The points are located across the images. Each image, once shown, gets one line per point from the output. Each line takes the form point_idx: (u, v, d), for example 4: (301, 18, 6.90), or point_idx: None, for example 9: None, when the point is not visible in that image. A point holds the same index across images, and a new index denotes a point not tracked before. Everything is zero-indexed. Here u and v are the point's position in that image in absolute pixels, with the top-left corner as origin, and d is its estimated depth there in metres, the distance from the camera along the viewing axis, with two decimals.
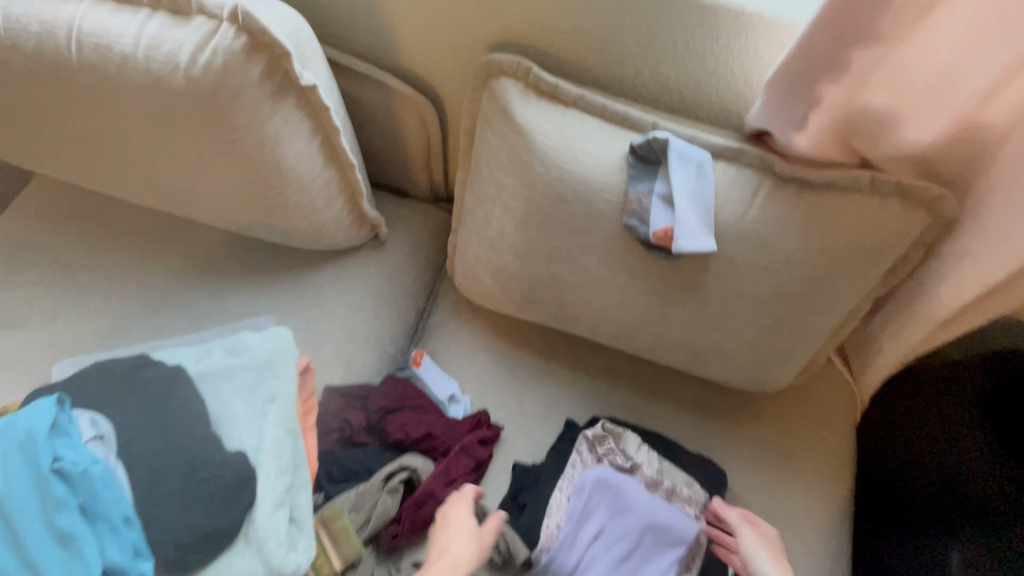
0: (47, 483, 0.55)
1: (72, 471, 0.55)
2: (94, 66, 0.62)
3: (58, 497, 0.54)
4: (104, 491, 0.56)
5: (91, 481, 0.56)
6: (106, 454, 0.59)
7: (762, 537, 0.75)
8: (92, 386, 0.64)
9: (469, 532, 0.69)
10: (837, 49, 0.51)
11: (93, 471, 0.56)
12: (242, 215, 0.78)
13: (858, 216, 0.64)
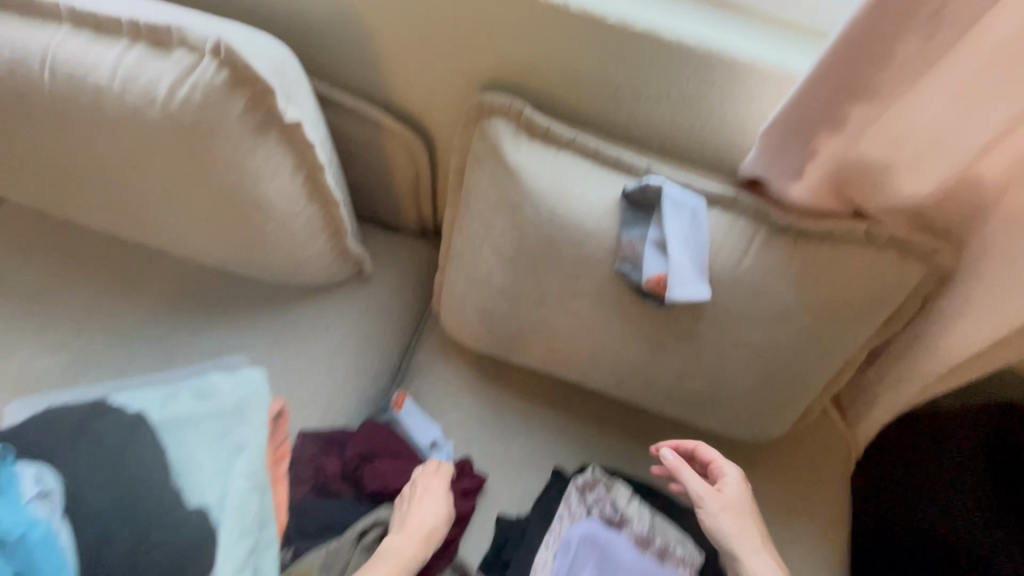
0: None
1: (7, 537, 0.51)
2: (66, 96, 0.59)
3: None
4: (40, 559, 0.51)
5: (27, 548, 0.51)
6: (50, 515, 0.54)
7: (727, 500, 0.67)
8: (42, 435, 0.59)
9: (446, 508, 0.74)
10: (836, 102, 0.50)
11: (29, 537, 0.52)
12: (219, 250, 0.75)
13: (854, 266, 0.63)
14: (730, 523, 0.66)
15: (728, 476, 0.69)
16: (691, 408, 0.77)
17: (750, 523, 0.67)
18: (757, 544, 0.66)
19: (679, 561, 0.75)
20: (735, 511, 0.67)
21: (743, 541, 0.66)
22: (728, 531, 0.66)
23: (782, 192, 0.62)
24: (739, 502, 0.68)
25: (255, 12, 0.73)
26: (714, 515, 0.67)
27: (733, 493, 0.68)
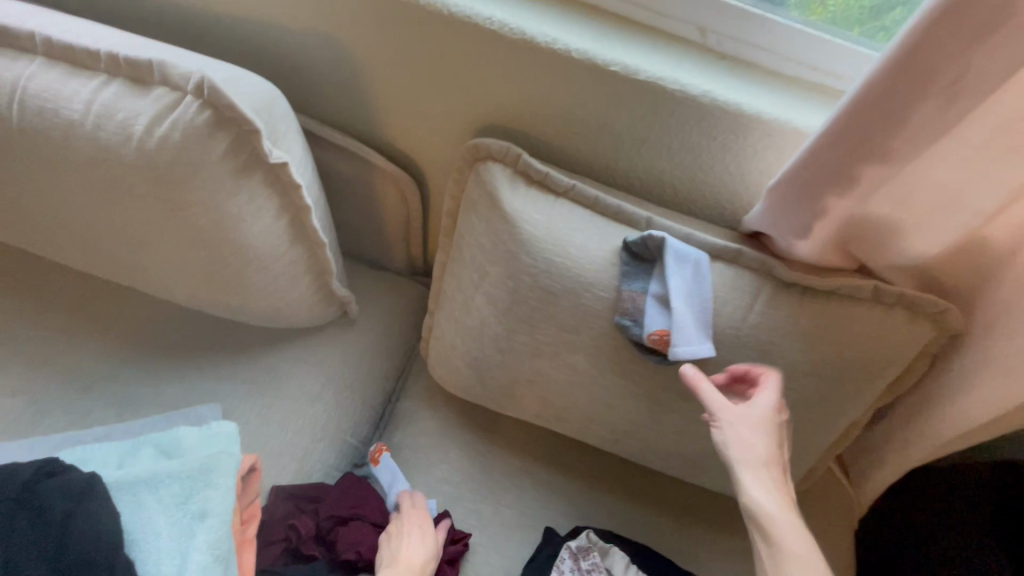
0: None
1: None
2: (35, 130, 0.56)
3: None
4: None
5: None
6: None
7: (749, 421, 0.53)
8: None
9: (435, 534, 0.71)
10: (847, 162, 0.49)
11: None
12: (194, 291, 0.70)
13: (862, 326, 0.60)
14: (744, 442, 0.52)
15: (765, 398, 0.55)
16: (690, 465, 0.74)
17: (769, 449, 0.53)
18: (771, 474, 0.52)
19: None
20: (756, 434, 0.53)
21: (753, 463, 0.52)
22: (736, 450, 0.52)
23: (787, 248, 0.60)
24: (762, 426, 0.53)
25: (246, 48, 0.70)
26: (726, 429, 0.53)
27: (758, 414, 0.54)
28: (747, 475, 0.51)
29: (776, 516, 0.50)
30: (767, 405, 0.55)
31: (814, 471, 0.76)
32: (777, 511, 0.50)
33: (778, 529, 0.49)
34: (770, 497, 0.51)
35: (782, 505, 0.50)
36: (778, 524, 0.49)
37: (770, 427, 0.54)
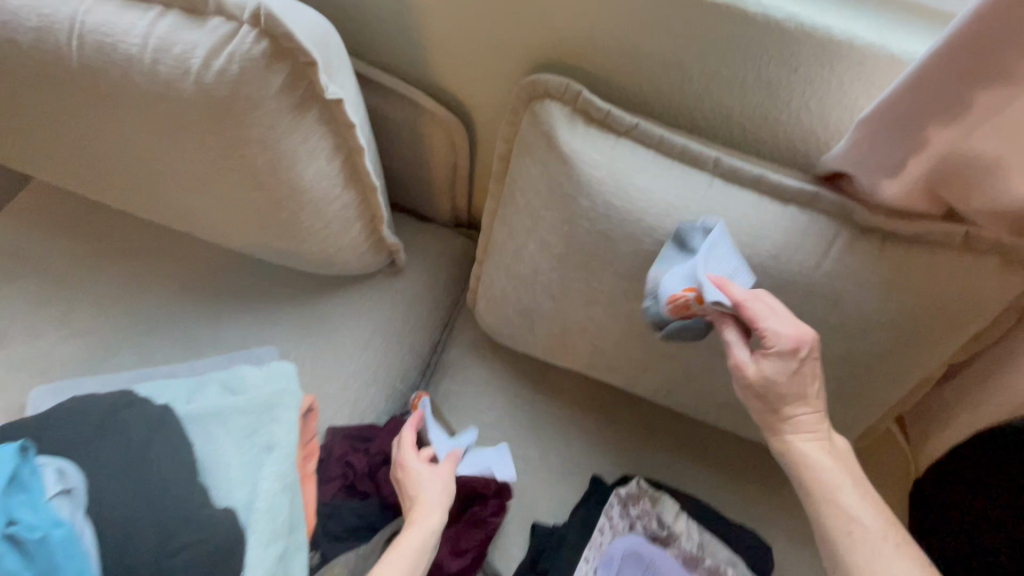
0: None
1: (26, 539, 0.45)
2: (95, 66, 0.55)
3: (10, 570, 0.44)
4: (64, 563, 0.46)
5: (49, 551, 0.46)
6: (72, 513, 0.49)
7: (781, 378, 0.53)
8: (68, 427, 0.55)
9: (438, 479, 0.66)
10: (959, 86, 0.44)
11: (53, 538, 0.46)
12: (250, 235, 0.71)
13: (948, 275, 0.56)
14: (781, 401, 0.55)
15: (792, 334, 0.51)
16: (743, 419, 0.72)
17: (809, 406, 0.55)
18: (815, 432, 0.55)
19: None
20: (791, 388, 0.54)
21: (793, 426, 0.55)
22: (776, 415, 0.56)
23: (869, 189, 0.56)
24: (795, 380, 0.53)
25: None
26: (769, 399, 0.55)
27: (790, 363, 0.52)
28: (790, 440, 0.55)
29: (820, 469, 0.55)
30: (798, 343, 0.51)
31: (874, 431, 0.73)
32: (822, 465, 0.55)
33: (826, 484, 0.54)
34: (815, 456, 0.55)
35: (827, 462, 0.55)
36: (826, 482, 0.54)
37: (802, 366, 0.53)
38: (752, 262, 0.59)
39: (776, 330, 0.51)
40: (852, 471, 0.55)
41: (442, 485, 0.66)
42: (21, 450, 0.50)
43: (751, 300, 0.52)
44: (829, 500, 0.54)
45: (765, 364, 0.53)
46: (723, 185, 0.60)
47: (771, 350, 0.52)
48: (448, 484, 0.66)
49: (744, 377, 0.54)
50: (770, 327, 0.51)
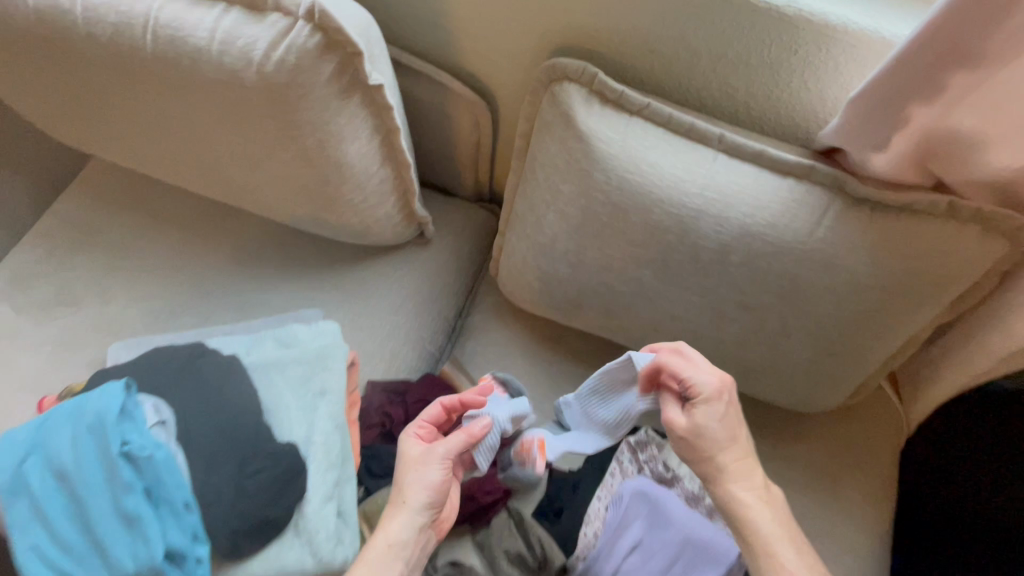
0: (115, 465, 0.55)
1: (139, 456, 0.55)
2: (167, 57, 0.63)
3: (126, 480, 0.54)
4: (168, 476, 0.56)
5: (156, 466, 0.56)
6: (168, 440, 0.60)
7: (711, 425, 0.58)
8: (156, 371, 0.65)
9: (435, 477, 0.60)
10: (938, 68, 0.49)
11: (157, 456, 0.56)
12: (298, 208, 0.79)
13: (932, 241, 0.62)
14: (714, 447, 0.59)
15: (713, 382, 0.59)
16: (743, 375, 0.79)
17: (736, 451, 0.60)
18: (750, 480, 0.59)
19: None
20: (721, 433, 0.59)
21: (724, 473, 0.59)
22: (710, 462, 0.60)
23: (861, 163, 0.61)
24: (723, 424, 0.59)
25: None
26: (702, 449, 0.59)
27: (716, 409, 0.58)
28: (726, 486, 0.59)
29: (754, 514, 0.58)
30: (720, 389, 0.58)
31: (865, 388, 0.80)
32: (755, 511, 0.58)
33: (759, 529, 0.57)
34: (748, 500, 0.59)
35: (759, 506, 0.59)
36: (760, 529, 0.57)
37: (729, 411, 0.59)
38: (751, 230, 0.65)
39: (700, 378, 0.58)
40: (783, 520, 0.59)
41: (419, 488, 0.60)
42: (124, 385, 0.59)
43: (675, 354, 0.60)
44: (761, 543, 0.57)
45: (698, 412, 0.59)
46: (726, 160, 0.66)
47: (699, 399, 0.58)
48: (427, 488, 0.60)
49: (679, 428, 0.59)
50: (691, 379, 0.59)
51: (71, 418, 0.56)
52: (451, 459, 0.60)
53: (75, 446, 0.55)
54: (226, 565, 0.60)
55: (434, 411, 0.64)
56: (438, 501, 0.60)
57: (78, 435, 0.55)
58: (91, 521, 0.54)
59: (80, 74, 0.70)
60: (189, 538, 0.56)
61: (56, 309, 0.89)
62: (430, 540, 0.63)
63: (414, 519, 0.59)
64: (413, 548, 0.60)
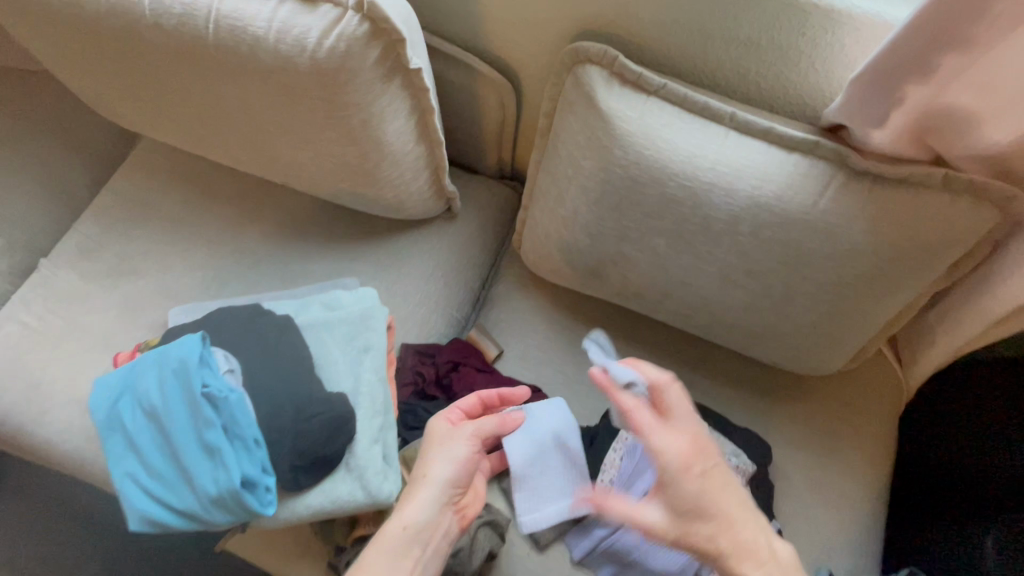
0: (198, 404, 0.65)
1: (216, 398, 0.65)
2: (227, 45, 0.69)
3: (208, 416, 0.64)
4: (240, 415, 0.65)
5: (230, 406, 0.65)
6: (238, 385, 0.68)
7: (677, 498, 0.58)
8: (222, 329, 0.75)
9: (459, 452, 0.72)
10: (932, 49, 0.54)
11: (231, 398, 0.65)
12: (339, 184, 0.86)
13: (928, 211, 0.67)
14: (689, 524, 0.58)
15: (675, 449, 0.59)
16: (750, 339, 0.86)
17: (733, 526, 0.57)
18: (752, 556, 0.56)
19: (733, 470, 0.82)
20: (693, 506, 0.57)
21: (727, 554, 0.57)
22: (708, 546, 0.57)
23: (863, 138, 0.66)
24: (699, 494, 0.58)
25: None
26: (690, 527, 0.58)
27: (685, 479, 0.58)
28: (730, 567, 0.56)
29: None
30: (681, 454, 0.58)
31: (865, 351, 0.86)
32: None
33: None
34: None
35: None
36: None
37: (703, 477, 0.58)
38: (759, 202, 0.70)
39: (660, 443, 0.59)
40: None
41: (444, 464, 0.71)
42: (201, 338, 0.68)
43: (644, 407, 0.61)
44: None
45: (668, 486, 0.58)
46: (737, 136, 0.71)
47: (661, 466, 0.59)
48: (451, 463, 0.71)
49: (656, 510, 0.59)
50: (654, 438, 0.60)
51: (163, 365, 0.67)
52: (477, 437, 0.74)
53: (167, 388, 0.66)
54: (289, 495, 0.69)
55: (469, 402, 0.78)
56: (460, 477, 0.71)
57: (169, 379, 0.66)
58: (181, 450, 0.64)
59: (144, 62, 0.76)
60: (259, 469, 0.65)
61: (117, 278, 0.97)
62: (451, 526, 0.71)
63: (436, 496, 0.69)
64: (433, 529, 0.69)
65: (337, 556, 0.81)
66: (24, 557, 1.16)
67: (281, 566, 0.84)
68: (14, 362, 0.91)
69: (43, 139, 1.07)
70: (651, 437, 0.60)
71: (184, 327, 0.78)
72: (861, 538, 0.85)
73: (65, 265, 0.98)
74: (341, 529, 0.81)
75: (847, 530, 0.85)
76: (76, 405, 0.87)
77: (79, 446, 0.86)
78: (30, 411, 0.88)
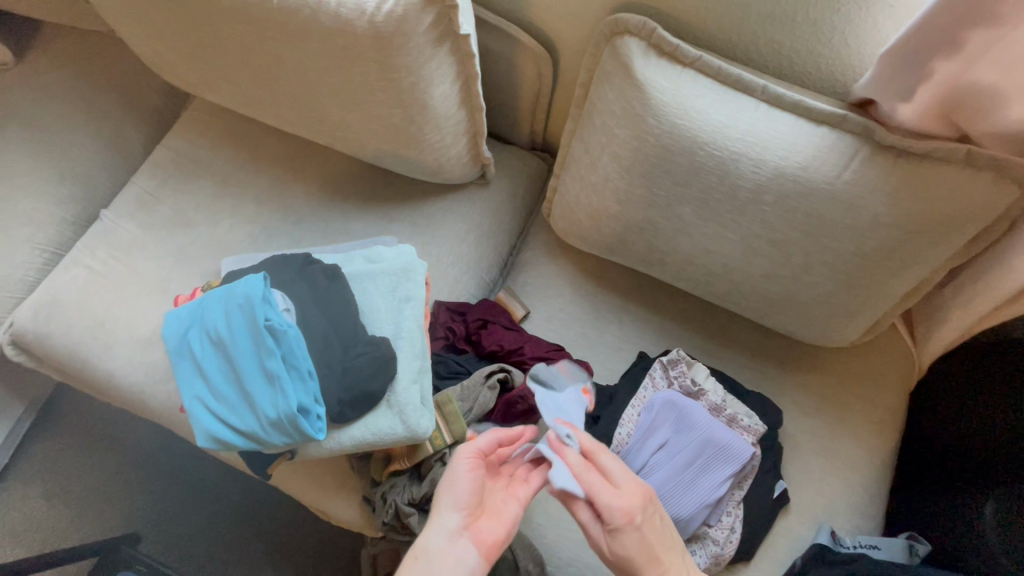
0: (261, 335, 0.73)
1: (277, 330, 0.73)
2: (289, 8, 0.75)
3: (269, 346, 0.73)
4: (296, 348, 0.73)
5: (289, 338, 0.73)
6: (294, 322, 0.77)
7: (623, 550, 0.60)
8: (279, 273, 0.82)
9: (462, 477, 0.63)
10: (958, 27, 0.57)
11: (289, 332, 0.74)
12: (384, 146, 0.92)
13: (950, 185, 0.69)
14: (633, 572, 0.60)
15: (624, 507, 0.60)
16: (768, 306, 0.90)
17: (674, 556, 0.61)
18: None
19: (744, 428, 0.88)
20: (638, 559, 0.59)
21: None
22: None
23: (890, 113, 0.70)
24: (641, 545, 0.59)
25: None
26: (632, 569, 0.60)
27: (631, 534, 0.59)
28: None
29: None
30: (630, 514, 0.59)
31: (879, 324, 0.89)
32: None
33: None
34: None
35: None
36: None
37: (644, 528, 0.60)
38: (786, 171, 0.74)
39: (607, 505, 0.59)
40: None
41: (448, 493, 0.62)
42: (262, 279, 0.77)
43: (585, 470, 0.62)
44: None
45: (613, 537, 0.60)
46: (767, 109, 0.74)
47: (608, 525, 0.59)
48: (454, 488, 0.62)
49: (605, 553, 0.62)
50: (597, 498, 0.60)
51: (231, 299, 0.76)
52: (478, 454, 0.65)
53: (234, 319, 0.75)
54: (335, 426, 0.77)
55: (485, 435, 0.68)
56: (466, 498, 0.62)
57: (236, 311, 0.75)
58: (245, 375, 0.73)
59: (208, 24, 0.82)
60: (311, 398, 0.73)
61: (172, 229, 1.04)
62: (469, 554, 0.60)
63: (446, 520, 0.61)
64: (448, 555, 0.59)
65: (373, 489, 0.89)
66: (79, 487, 1.26)
67: (320, 497, 0.92)
68: (79, 302, 0.98)
69: (105, 97, 1.14)
70: (598, 497, 0.60)
71: (244, 270, 0.86)
72: (864, 500, 0.90)
73: (123, 216, 1.06)
74: (377, 464, 0.88)
75: (852, 492, 0.90)
76: (136, 343, 0.95)
77: (139, 381, 0.93)
78: (94, 346, 0.96)
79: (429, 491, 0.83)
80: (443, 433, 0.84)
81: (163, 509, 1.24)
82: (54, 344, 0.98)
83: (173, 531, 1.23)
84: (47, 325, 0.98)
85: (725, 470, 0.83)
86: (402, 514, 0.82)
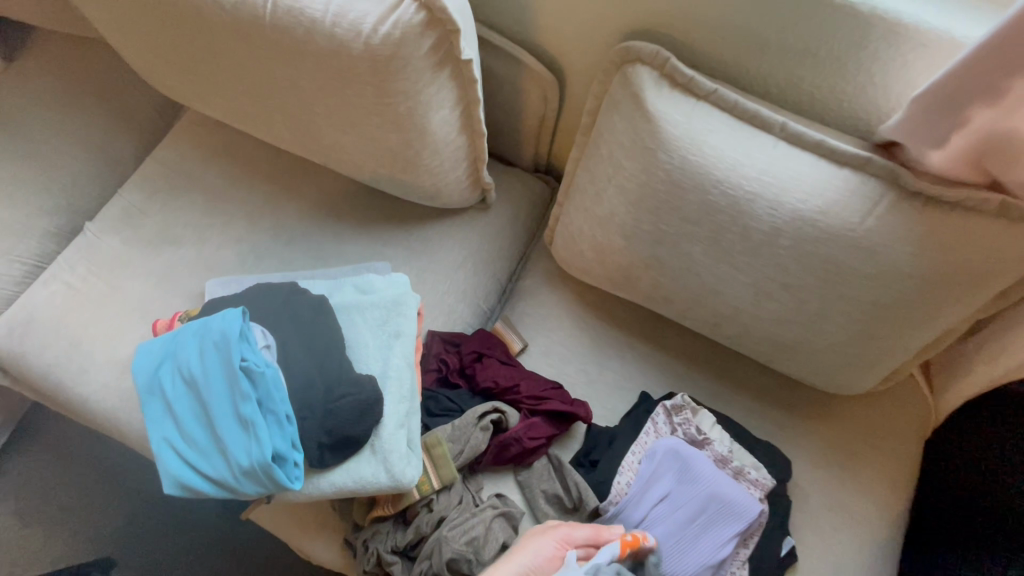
0: (236, 376, 0.68)
1: (254, 371, 0.68)
2: (282, 26, 0.71)
3: (244, 389, 0.68)
4: (274, 390, 0.68)
5: (266, 379, 0.68)
6: (273, 361, 0.72)
7: None
8: (262, 305, 0.77)
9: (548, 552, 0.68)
10: (995, 76, 0.52)
11: (267, 372, 0.69)
12: (379, 169, 0.88)
13: (978, 237, 0.65)
14: None
15: None
16: (780, 352, 0.84)
17: None
18: None
19: (752, 482, 0.83)
20: None
21: None
22: None
23: (919, 156, 0.65)
24: None
25: None
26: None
27: None
28: None
29: None
30: None
31: (897, 373, 0.84)
32: None
33: None
34: None
35: None
36: None
37: None
38: (803, 215, 0.69)
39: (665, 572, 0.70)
40: None
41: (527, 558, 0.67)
42: (240, 314, 0.72)
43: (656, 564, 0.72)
44: None
45: None
46: (786, 147, 0.70)
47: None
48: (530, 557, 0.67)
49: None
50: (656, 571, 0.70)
51: (205, 335, 0.71)
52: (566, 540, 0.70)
53: (207, 358, 0.70)
54: (314, 472, 0.72)
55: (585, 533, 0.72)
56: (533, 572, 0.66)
57: (210, 349, 0.70)
58: (216, 418, 0.69)
59: (198, 38, 0.78)
60: (288, 444, 0.68)
61: (157, 246, 1.00)
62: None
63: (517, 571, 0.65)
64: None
65: (356, 533, 0.83)
66: (52, 507, 1.21)
67: (299, 537, 0.87)
68: (55, 321, 0.94)
69: (94, 105, 1.10)
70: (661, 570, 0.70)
71: (226, 298, 0.81)
72: (875, 560, 0.84)
73: (107, 230, 1.01)
74: (360, 508, 0.84)
75: (862, 553, 0.84)
76: (112, 368, 0.90)
77: (114, 409, 0.89)
78: (68, 368, 0.91)
79: (414, 539, 0.78)
80: (432, 480, 0.79)
81: (139, 533, 1.19)
82: (26, 365, 0.93)
83: (146, 557, 1.17)
84: (22, 343, 0.93)
85: (730, 528, 0.78)
86: (385, 563, 0.78)
